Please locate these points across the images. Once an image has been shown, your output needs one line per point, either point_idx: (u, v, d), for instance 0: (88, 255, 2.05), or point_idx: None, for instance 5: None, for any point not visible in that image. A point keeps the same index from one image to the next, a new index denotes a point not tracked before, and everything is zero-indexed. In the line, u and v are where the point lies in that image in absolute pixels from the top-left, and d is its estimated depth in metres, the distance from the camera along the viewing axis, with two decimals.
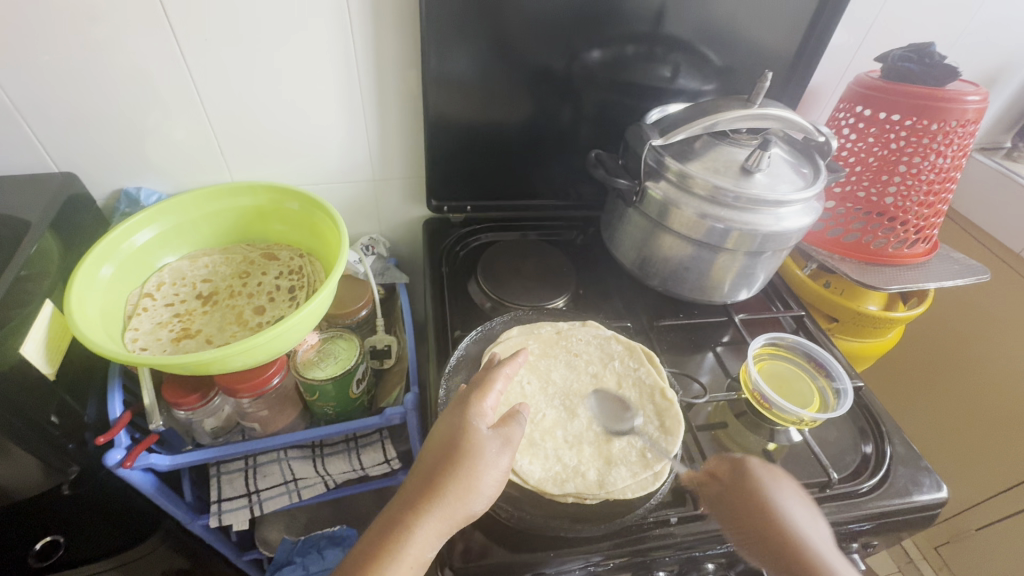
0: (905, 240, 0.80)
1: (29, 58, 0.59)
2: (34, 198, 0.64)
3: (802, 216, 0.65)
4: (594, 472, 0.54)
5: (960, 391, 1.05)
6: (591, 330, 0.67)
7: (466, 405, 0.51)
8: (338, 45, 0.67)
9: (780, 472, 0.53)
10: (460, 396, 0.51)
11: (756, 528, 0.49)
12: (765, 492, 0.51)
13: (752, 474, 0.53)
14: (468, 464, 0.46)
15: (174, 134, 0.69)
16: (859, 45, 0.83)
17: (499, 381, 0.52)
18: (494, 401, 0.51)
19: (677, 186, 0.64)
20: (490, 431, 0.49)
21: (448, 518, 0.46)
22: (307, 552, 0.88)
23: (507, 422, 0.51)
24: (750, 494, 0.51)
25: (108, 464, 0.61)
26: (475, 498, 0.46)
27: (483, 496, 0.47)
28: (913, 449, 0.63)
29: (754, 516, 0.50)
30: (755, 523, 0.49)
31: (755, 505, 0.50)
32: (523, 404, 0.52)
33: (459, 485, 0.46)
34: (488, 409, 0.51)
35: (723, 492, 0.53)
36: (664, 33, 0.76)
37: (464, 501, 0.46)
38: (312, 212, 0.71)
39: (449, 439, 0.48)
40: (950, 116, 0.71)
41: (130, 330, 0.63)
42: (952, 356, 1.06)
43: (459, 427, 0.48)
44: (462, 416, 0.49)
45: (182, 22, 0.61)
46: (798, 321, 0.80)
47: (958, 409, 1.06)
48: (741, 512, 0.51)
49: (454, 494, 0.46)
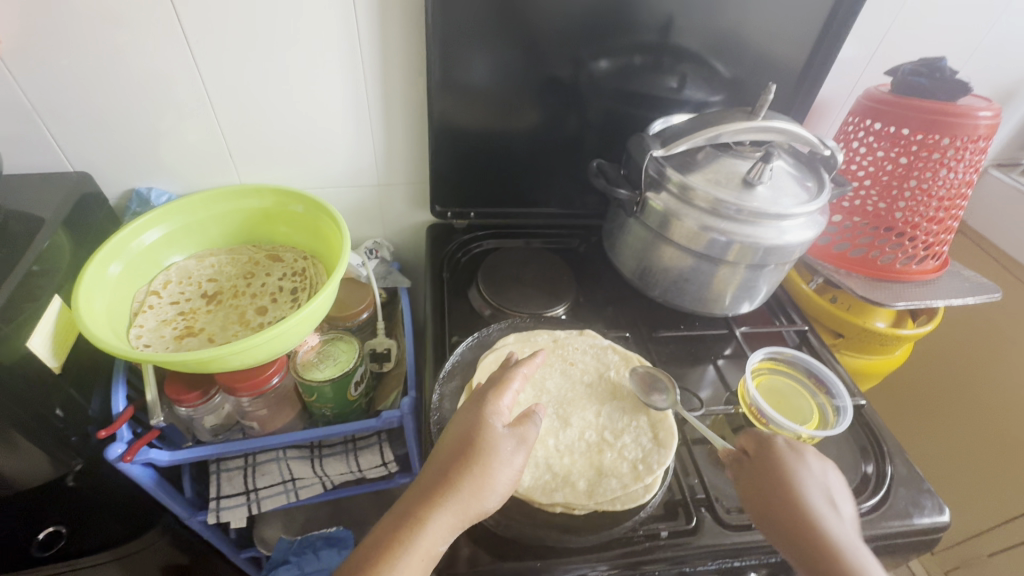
0: (913, 256, 0.79)
1: (49, 59, 0.61)
2: (50, 196, 0.66)
3: (806, 229, 0.65)
4: (584, 482, 0.53)
5: (969, 409, 1.02)
6: (588, 339, 0.67)
7: (483, 402, 0.51)
8: (347, 52, 0.68)
9: (810, 452, 0.53)
10: (478, 393, 0.52)
11: (782, 510, 0.49)
12: (790, 472, 0.51)
13: (779, 454, 0.52)
14: (486, 459, 0.47)
15: (186, 136, 0.71)
16: (870, 58, 0.82)
17: (515, 381, 0.53)
18: (510, 400, 0.52)
19: (678, 197, 0.64)
20: (505, 429, 0.50)
21: (463, 512, 0.46)
22: (302, 552, 0.88)
23: (521, 422, 0.51)
24: (774, 473, 0.51)
25: (109, 457, 0.63)
26: (488, 495, 0.47)
27: (496, 494, 0.47)
28: (915, 470, 0.62)
29: (780, 499, 0.49)
30: (777, 505, 0.49)
31: (781, 487, 0.50)
32: (538, 404, 0.52)
33: (474, 481, 0.46)
34: (504, 408, 0.52)
35: (752, 469, 0.53)
36: (671, 44, 0.76)
37: (480, 497, 0.46)
38: (316, 215, 0.73)
39: (466, 436, 0.48)
40: (961, 132, 0.70)
41: (135, 326, 0.64)
42: (963, 373, 1.03)
43: (476, 424, 0.49)
44: (479, 413, 0.50)
45: (194, 28, 0.62)
46: (802, 336, 0.79)
47: (967, 427, 1.03)
48: (767, 494, 0.50)
49: (468, 490, 0.46)
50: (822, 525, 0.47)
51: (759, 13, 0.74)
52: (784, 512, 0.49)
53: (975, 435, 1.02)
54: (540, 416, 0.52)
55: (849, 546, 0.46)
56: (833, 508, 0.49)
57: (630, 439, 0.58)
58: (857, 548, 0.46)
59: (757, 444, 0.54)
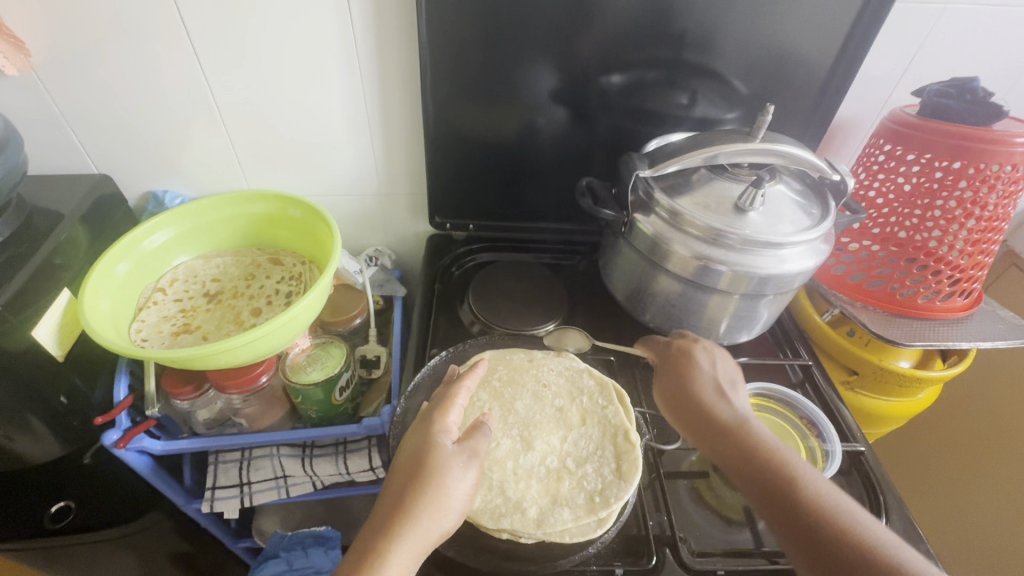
0: (938, 292, 0.72)
1: (73, 71, 0.66)
2: (72, 194, 0.72)
3: (806, 258, 0.61)
4: (535, 509, 0.53)
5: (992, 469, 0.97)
6: (564, 360, 0.66)
7: (430, 423, 0.52)
8: (344, 63, 0.70)
9: (708, 348, 0.59)
10: (423, 415, 0.53)
11: (684, 407, 0.55)
12: (689, 377, 0.56)
13: (681, 361, 0.58)
14: (440, 476, 0.47)
15: (200, 142, 0.76)
16: (902, 76, 0.77)
17: (461, 395, 0.54)
18: (457, 416, 0.53)
19: (668, 222, 0.62)
20: (456, 445, 0.50)
21: (422, 534, 0.45)
22: (292, 547, 0.91)
23: (471, 435, 0.52)
24: (678, 380, 0.57)
25: (105, 442, 0.67)
26: (445, 515, 0.46)
27: (454, 512, 0.47)
28: (916, 529, 0.56)
29: (682, 399, 0.55)
30: (679, 402, 0.55)
31: (680, 386, 0.56)
32: (485, 414, 0.53)
33: (430, 503, 0.46)
34: (453, 425, 0.52)
35: (660, 374, 0.60)
36: (683, 59, 0.73)
37: (439, 517, 0.46)
38: (313, 221, 0.75)
39: (416, 457, 0.49)
40: (993, 159, 0.63)
41: (137, 321, 0.68)
42: (989, 425, 0.98)
43: (424, 446, 0.49)
44: (425, 435, 0.50)
45: (200, 39, 0.66)
46: (807, 373, 0.74)
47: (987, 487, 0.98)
48: (672, 393, 0.57)
49: (426, 513, 0.45)
50: (714, 410, 0.52)
51: (777, 28, 0.70)
52: (686, 408, 0.55)
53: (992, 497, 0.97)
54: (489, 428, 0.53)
55: (738, 423, 0.51)
56: (727, 394, 0.54)
57: (592, 467, 0.57)
58: (748, 420, 0.51)
59: (665, 355, 0.61)
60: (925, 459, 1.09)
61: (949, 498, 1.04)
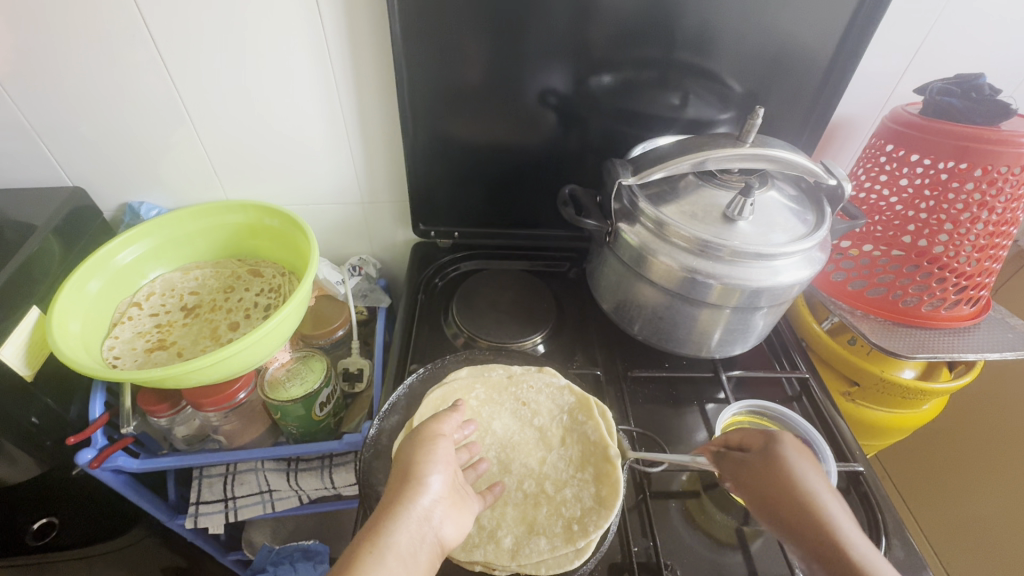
0: (943, 300, 0.69)
1: (40, 79, 0.65)
2: (46, 206, 0.71)
3: (802, 268, 0.57)
4: (510, 540, 0.54)
5: (1005, 477, 0.98)
6: (546, 376, 0.66)
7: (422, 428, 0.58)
8: (317, 64, 0.67)
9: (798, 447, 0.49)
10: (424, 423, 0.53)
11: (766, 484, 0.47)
12: (795, 470, 0.46)
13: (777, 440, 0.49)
14: (416, 443, 0.49)
15: (176, 151, 0.74)
16: (903, 73, 0.73)
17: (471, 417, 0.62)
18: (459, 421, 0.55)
19: (654, 233, 0.58)
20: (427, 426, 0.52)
21: (414, 499, 0.45)
22: (280, 562, 0.88)
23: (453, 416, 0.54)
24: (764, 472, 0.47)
25: (79, 461, 0.65)
26: (426, 474, 0.47)
27: (433, 469, 0.47)
28: (917, 555, 0.53)
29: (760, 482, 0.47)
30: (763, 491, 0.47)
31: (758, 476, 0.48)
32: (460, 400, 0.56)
33: (404, 471, 0.47)
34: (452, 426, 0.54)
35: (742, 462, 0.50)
36: (675, 59, 0.69)
37: (420, 476, 0.46)
38: (291, 230, 0.73)
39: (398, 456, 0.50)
40: (1000, 161, 0.59)
41: (110, 338, 0.66)
42: (984, 427, 1.03)
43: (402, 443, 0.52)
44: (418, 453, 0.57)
45: (166, 43, 0.63)
46: (804, 385, 0.71)
47: (993, 491, 1.00)
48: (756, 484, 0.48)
49: (403, 478, 0.46)
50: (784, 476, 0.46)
51: (774, 24, 0.66)
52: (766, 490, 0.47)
53: (1008, 504, 0.97)
54: (462, 411, 0.55)
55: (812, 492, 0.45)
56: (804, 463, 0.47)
57: (571, 492, 0.57)
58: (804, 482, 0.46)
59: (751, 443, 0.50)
60: (925, 467, 1.13)
61: (949, 501, 1.07)
